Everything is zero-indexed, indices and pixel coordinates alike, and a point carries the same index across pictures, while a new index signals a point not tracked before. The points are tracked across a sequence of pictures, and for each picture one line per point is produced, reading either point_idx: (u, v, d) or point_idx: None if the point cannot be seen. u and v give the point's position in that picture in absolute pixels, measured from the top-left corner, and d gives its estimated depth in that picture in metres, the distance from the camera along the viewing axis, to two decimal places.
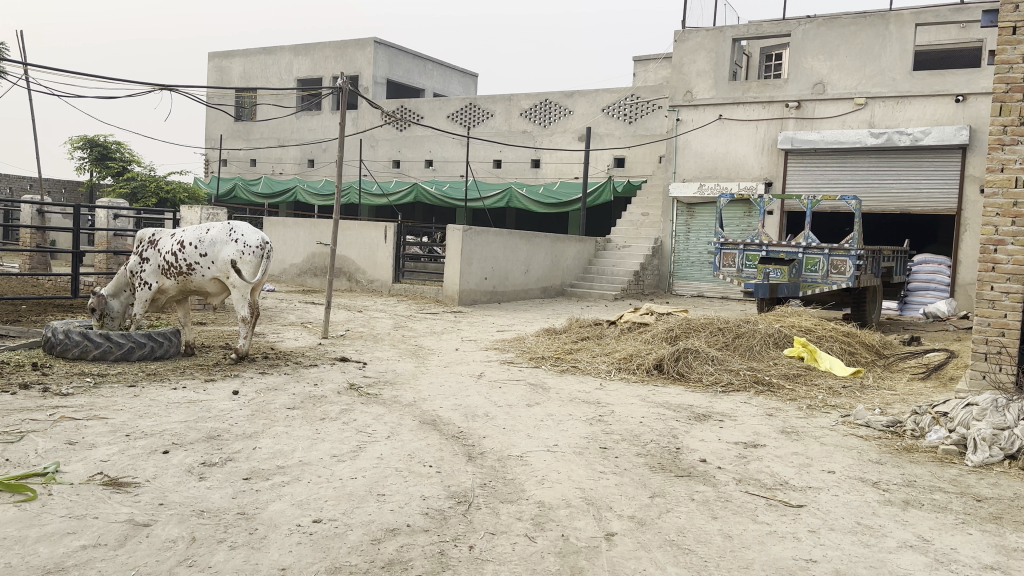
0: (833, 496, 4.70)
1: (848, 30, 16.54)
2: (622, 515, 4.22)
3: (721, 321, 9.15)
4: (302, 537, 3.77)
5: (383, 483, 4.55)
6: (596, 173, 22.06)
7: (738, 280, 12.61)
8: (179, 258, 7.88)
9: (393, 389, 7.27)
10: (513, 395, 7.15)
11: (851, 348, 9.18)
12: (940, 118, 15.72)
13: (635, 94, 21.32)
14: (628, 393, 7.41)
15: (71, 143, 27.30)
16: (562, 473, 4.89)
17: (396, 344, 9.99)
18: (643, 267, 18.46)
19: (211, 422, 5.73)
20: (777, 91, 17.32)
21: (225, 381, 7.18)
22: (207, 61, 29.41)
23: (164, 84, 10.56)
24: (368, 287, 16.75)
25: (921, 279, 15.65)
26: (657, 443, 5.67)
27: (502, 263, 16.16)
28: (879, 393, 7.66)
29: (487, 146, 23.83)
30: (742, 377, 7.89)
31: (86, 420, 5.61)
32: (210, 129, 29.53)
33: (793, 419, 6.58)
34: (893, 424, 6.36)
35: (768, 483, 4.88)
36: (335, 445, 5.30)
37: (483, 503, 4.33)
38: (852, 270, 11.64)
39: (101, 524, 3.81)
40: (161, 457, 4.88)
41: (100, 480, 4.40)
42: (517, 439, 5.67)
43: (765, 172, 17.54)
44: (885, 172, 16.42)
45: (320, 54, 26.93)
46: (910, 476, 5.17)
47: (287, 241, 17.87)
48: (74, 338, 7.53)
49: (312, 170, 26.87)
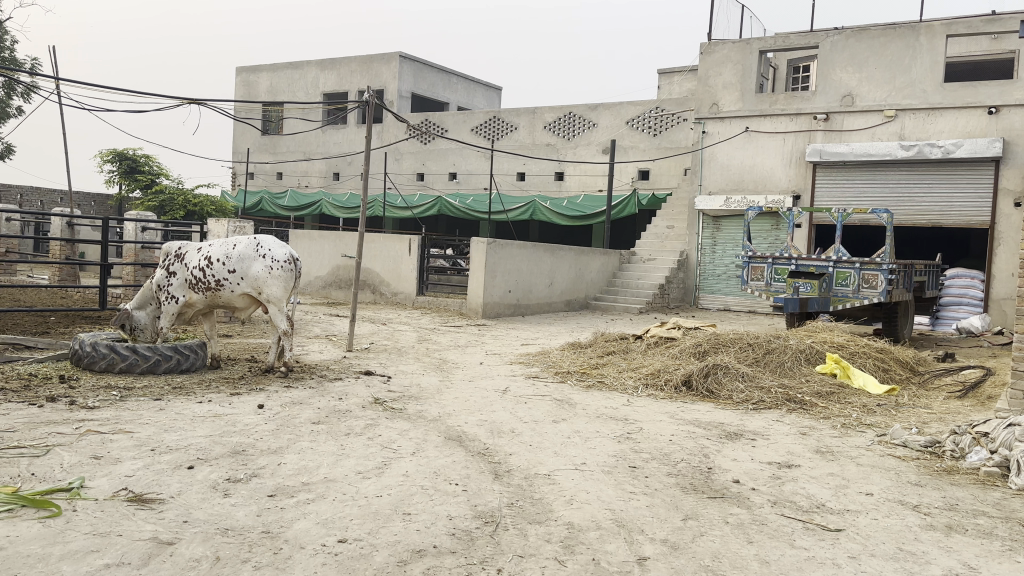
0: (872, 520, 4.54)
1: (877, 41, 16.34)
2: (655, 539, 4.11)
3: (751, 336, 9.01)
4: (327, 558, 3.69)
5: (410, 502, 4.46)
6: (620, 185, 21.96)
7: (766, 294, 12.44)
8: (207, 273, 7.87)
9: (418, 404, 7.19)
10: (539, 411, 7.04)
11: (884, 364, 8.98)
12: (973, 130, 15.45)
13: (659, 106, 21.22)
14: (656, 409, 7.29)
15: (101, 156, 27.68)
16: (590, 493, 4.78)
17: (420, 358, 9.93)
18: (668, 280, 18.30)
19: (236, 437, 5.68)
20: (805, 103, 17.13)
21: (250, 395, 7.14)
22: (235, 76, 29.74)
23: (192, 98, 10.64)
24: (392, 300, 16.75)
25: (954, 295, 15.37)
26: (687, 463, 5.54)
27: (526, 276, 16.09)
28: (915, 411, 7.46)
29: (512, 159, 23.81)
30: (774, 394, 7.72)
31: (111, 434, 5.60)
32: (237, 142, 29.84)
33: (827, 439, 6.41)
34: (931, 444, 6.18)
35: (804, 506, 4.74)
36: (360, 461, 5.23)
37: (511, 524, 4.23)
38: (884, 285, 11.42)
39: (125, 542, 3.77)
40: (186, 472, 4.84)
41: (125, 496, 4.37)
42: (544, 457, 5.56)
43: (793, 185, 17.34)
44: (915, 185, 16.16)
45: (345, 69, 27.13)
46: (951, 499, 4.99)
47: (312, 254, 17.93)
48: (101, 350, 7.54)
49: (337, 183, 27.02)
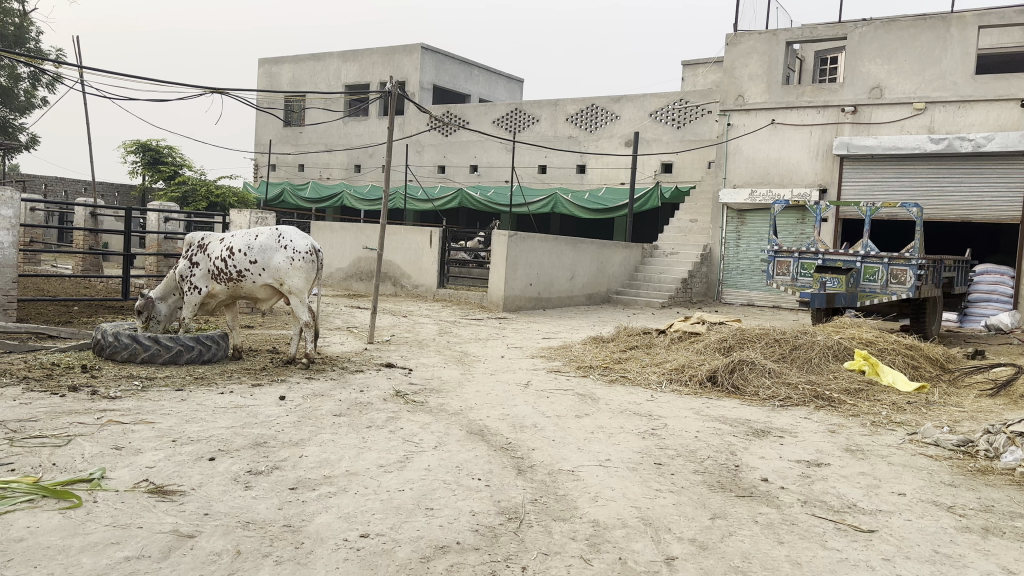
0: (906, 521, 4.41)
1: (908, 32, 16.03)
2: (683, 538, 4.01)
3: (777, 332, 8.86)
4: (349, 553, 3.63)
5: (432, 497, 4.39)
6: (642, 178, 21.75)
7: (792, 289, 12.25)
8: (229, 264, 7.85)
9: (439, 397, 7.12)
10: (562, 406, 6.96)
11: (914, 362, 8.80)
12: (1005, 122, 15.12)
13: (683, 99, 21.00)
14: (681, 405, 7.18)
15: (125, 147, 27.89)
16: (615, 490, 4.68)
17: (442, 351, 9.87)
18: (691, 274, 18.12)
19: (258, 429, 5.65)
20: (832, 95, 16.87)
21: (272, 386, 7.11)
22: (257, 67, 29.77)
23: (214, 88, 10.61)
24: (413, 293, 16.72)
25: (983, 290, 15.04)
26: (714, 460, 5.44)
27: (548, 269, 15.99)
28: (946, 410, 7.29)
29: (533, 151, 23.68)
30: (801, 391, 7.58)
31: (133, 425, 5.58)
32: (259, 134, 29.93)
33: (857, 437, 6.28)
34: (964, 443, 6.02)
35: (835, 506, 4.62)
36: (382, 454, 5.18)
37: (535, 520, 4.15)
38: (913, 281, 11.21)
39: (145, 534, 3.73)
40: (207, 464, 4.81)
41: (146, 487, 4.33)
42: (568, 453, 5.47)
43: (819, 178, 17.07)
44: (945, 179, 15.84)
45: (368, 60, 27.09)
46: (987, 501, 4.85)
47: (333, 246, 17.94)
48: (123, 340, 7.55)
49: (358, 175, 27.04)
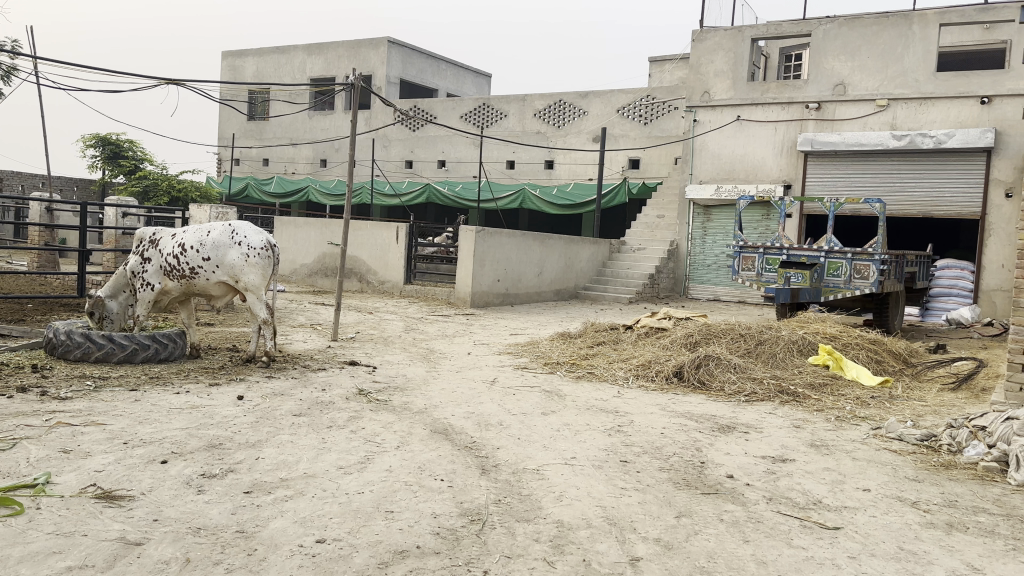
0: (871, 518, 4.40)
1: (870, 30, 16.20)
2: (648, 537, 3.95)
3: (743, 327, 8.85)
4: (304, 559, 3.51)
5: (392, 499, 4.27)
6: (610, 174, 21.76)
7: (757, 284, 12.31)
8: (181, 261, 7.64)
9: (403, 395, 7.00)
10: (528, 403, 6.88)
11: (877, 356, 8.86)
12: (965, 120, 15.34)
13: (650, 95, 21.03)
14: (647, 401, 7.14)
15: (83, 140, 27.25)
16: (581, 490, 4.61)
17: (407, 348, 9.73)
18: (659, 269, 18.17)
19: (214, 430, 5.48)
20: (796, 92, 16.99)
21: (230, 386, 6.93)
22: (221, 60, 29.29)
23: (171, 78, 10.34)
24: (379, 289, 16.53)
25: (943, 286, 15.21)
26: (680, 457, 5.39)
27: (515, 265, 15.90)
28: (909, 404, 7.34)
29: (501, 146, 23.55)
30: (767, 386, 7.58)
31: (83, 427, 5.38)
32: (222, 127, 29.44)
33: (822, 432, 6.28)
34: (927, 438, 6.04)
35: (800, 502, 4.59)
36: (342, 455, 5.04)
37: (498, 522, 4.06)
38: (876, 276, 11.32)
39: (90, 543, 3.57)
40: (159, 467, 4.64)
41: (93, 493, 4.16)
42: (533, 451, 5.39)
43: (783, 175, 17.20)
44: (906, 175, 16.04)
45: (333, 54, 26.75)
46: (950, 496, 4.86)
47: (297, 241, 17.67)
48: (76, 339, 7.32)
49: (324, 170, 26.71)
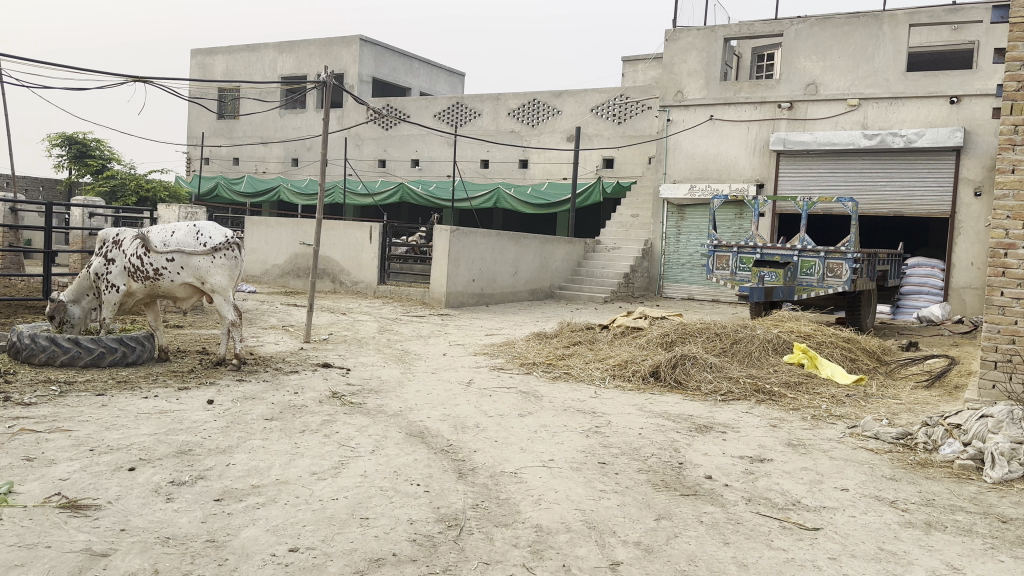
0: (850, 517, 4.39)
1: (841, 30, 16.35)
2: (627, 541, 3.90)
3: (718, 326, 8.86)
4: (277, 569, 3.41)
5: (367, 505, 4.19)
6: (584, 173, 21.77)
7: (731, 283, 12.30)
8: (145, 262, 7.46)
9: (378, 398, 6.90)
10: (505, 404, 6.81)
11: (851, 354, 8.91)
12: (934, 119, 15.54)
13: (624, 94, 21.07)
14: (624, 401, 7.12)
15: (48, 139, 26.71)
16: (559, 492, 4.55)
17: (381, 349, 9.62)
18: (633, 269, 18.20)
19: (183, 436, 5.34)
20: (769, 92, 17.09)
21: (200, 390, 6.77)
22: (190, 58, 28.87)
23: (137, 76, 10.13)
24: (353, 289, 16.37)
25: (914, 283, 15.41)
26: (658, 458, 5.35)
27: (490, 265, 15.81)
28: (884, 402, 7.38)
29: (475, 145, 23.46)
30: (743, 385, 7.59)
31: (48, 433, 5.22)
32: (191, 126, 29.02)
33: (799, 431, 6.28)
34: (903, 436, 6.07)
35: (779, 503, 4.58)
36: (315, 460, 4.94)
37: (476, 527, 3.99)
38: (848, 274, 11.39)
39: (53, 555, 3.44)
40: (126, 474, 4.51)
41: (57, 502, 4.02)
42: (510, 453, 5.33)
43: (756, 174, 17.30)
44: (877, 174, 16.21)
45: (304, 52, 26.47)
46: (928, 494, 4.87)
47: (269, 241, 17.43)
48: (41, 343, 7.14)
49: (296, 169, 26.42)
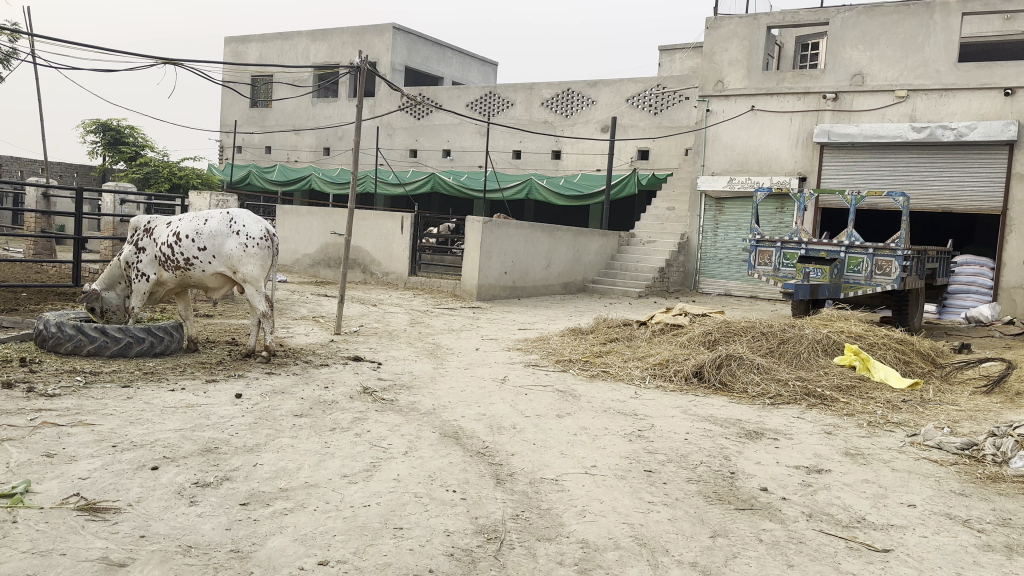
0: (922, 538, 4.05)
1: (890, 18, 15.75)
2: (682, 561, 3.59)
3: (765, 325, 8.46)
4: None
5: (401, 513, 3.92)
6: (619, 165, 21.37)
7: (774, 279, 11.92)
8: (176, 251, 7.28)
9: (410, 394, 6.64)
10: (541, 404, 6.53)
11: (905, 356, 8.48)
12: (987, 112, 14.90)
13: (661, 84, 20.61)
14: (667, 403, 6.78)
15: (84, 126, 26.92)
16: (605, 504, 4.25)
17: (413, 342, 9.38)
18: (669, 263, 17.78)
19: (209, 432, 5.12)
20: (813, 82, 16.56)
21: (228, 383, 6.56)
22: (225, 45, 28.87)
23: (167, 59, 9.96)
24: (384, 280, 16.17)
25: (963, 281, 14.93)
26: (708, 466, 5.03)
27: (523, 256, 15.53)
28: (943, 408, 6.98)
29: (508, 135, 23.14)
30: (792, 388, 7.23)
31: (70, 427, 5.03)
32: (225, 113, 29.04)
33: (855, 439, 5.92)
34: (968, 446, 5.68)
35: (843, 520, 4.24)
36: (347, 462, 4.69)
37: (517, 541, 3.71)
38: (898, 272, 10.88)
39: (67, 564, 3.22)
40: (148, 474, 4.28)
41: (75, 504, 3.80)
42: (549, 458, 5.03)
43: (799, 167, 16.80)
44: (925, 168, 15.61)
45: (337, 40, 26.29)
46: (1003, 513, 4.50)
47: (301, 231, 17.30)
48: (67, 331, 6.95)
49: (328, 158, 26.30)
